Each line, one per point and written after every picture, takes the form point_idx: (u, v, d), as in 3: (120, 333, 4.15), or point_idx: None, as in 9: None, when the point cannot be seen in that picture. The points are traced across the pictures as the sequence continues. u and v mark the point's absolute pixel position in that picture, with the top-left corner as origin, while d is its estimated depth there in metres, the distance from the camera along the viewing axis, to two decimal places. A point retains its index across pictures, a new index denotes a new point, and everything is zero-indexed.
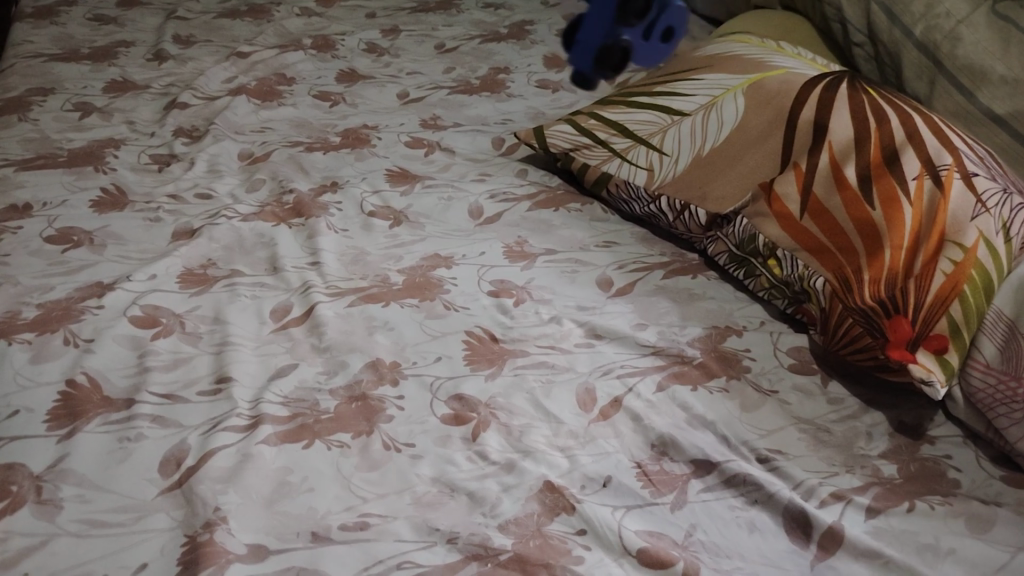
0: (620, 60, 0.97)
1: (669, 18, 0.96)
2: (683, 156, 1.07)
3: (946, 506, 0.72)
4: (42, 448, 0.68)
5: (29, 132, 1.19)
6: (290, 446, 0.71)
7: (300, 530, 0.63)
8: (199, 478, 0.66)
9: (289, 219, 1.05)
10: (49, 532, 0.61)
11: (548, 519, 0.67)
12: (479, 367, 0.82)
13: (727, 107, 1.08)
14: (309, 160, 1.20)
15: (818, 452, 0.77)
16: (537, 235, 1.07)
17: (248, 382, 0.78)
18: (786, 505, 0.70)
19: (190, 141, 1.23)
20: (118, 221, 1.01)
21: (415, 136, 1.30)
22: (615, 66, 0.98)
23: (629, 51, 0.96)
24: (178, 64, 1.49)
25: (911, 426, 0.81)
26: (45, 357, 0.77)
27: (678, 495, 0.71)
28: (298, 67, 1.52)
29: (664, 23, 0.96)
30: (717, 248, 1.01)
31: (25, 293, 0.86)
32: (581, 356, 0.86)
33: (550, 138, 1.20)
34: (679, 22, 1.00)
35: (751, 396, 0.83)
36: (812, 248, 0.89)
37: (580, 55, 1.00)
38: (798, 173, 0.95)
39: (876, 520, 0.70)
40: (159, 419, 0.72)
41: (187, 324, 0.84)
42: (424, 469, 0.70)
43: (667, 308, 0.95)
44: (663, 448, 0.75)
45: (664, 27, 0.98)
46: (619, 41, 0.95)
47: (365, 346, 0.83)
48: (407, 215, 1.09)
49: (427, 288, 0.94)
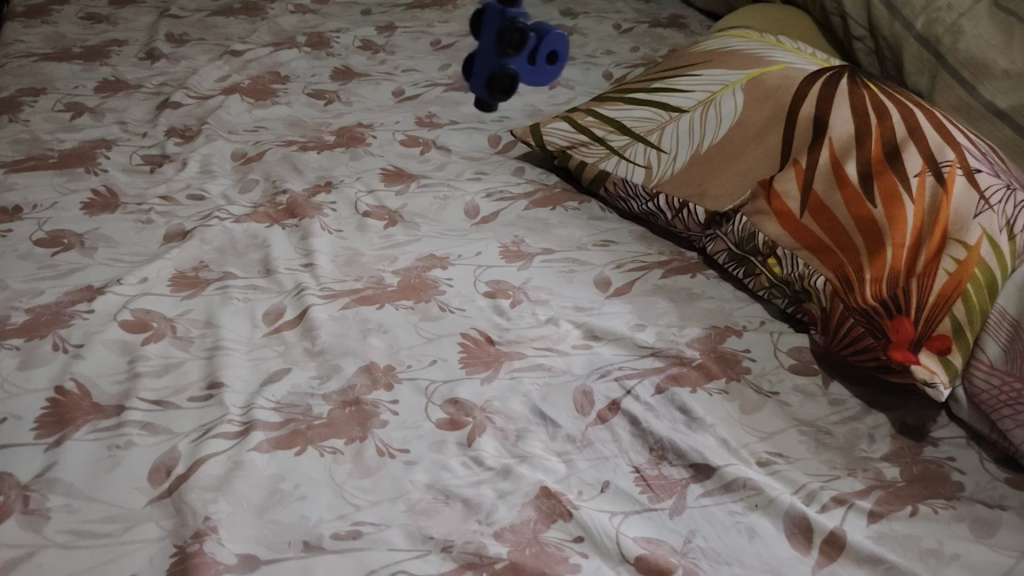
0: (505, 90, 0.89)
1: (550, 39, 0.87)
2: (682, 153, 1.06)
3: (949, 509, 0.71)
4: (29, 457, 0.67)
5: (19, 133, 1.18)
6: (282, 452, 0.69)
7: (291, 539, 0.62)
8: (189, 486, 0.65)
9: (282, 220, 1.04)
10: (36, 544, 0.60)
11: (545, 526, 0.66)
12: (475, 370, 0.81)
13: (725, 103, 1.06)
14: (303, 159, 1.19)
15: (819, 455, 0.76)
16: (534, 234, 1.06)
17: (240, 387, 0.76)
18: (786, 509, 0.69)
19: (183, 142, 1.22)
20: (109, 223, 0.99)
21: (411, 135, 1.28)
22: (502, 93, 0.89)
23: (516, 80, 0.88)
24: (171, 62, 1.47)
25: (913, 427, 0.80)
26: (34, 363, 0.76)
27: (677, 500, 0.69)
28: (292, 65, 1.50)
29: (546, 47, 0.88)
30: (716, 246, 1.00)
31: (13, 298, 0.85)
32: (578, 357, 0.84)
33: (547, 136, 1.19)
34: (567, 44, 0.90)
35: (751, 398, 0.81)
36: (812, 247, 0.88)
37: (473, 85, 0.90)
38: (798, 170, 0.93)
39: (878, 525, 0.69)
40: (149, 426, 0.71)
41: (178, 328, 0.83)
42: (418, 475, 0.69)
43: (666, 308, 0.94)
44: (661, 451, 0.74)
45: (547, 50, 0.88)
46: (500, 67, 0.87)
47: (358, 349, 0.82)
48: (402, 215, 1.07)
49: (422, 289, 0.93)
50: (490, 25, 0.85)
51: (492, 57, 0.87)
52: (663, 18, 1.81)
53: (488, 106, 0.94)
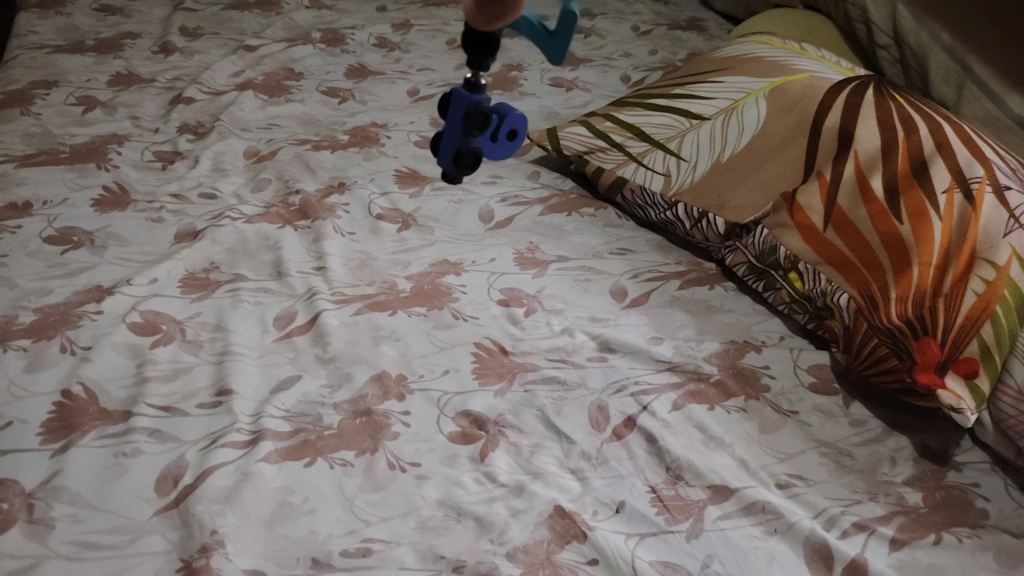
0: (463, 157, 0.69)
1: (512, 117, 0.68)
2: (702, 162, 1.04)
3: (974, 538, 0.69)
4: (35, 463, 0.65)
5: (31, 126, 1.17)
6: (291, 464, 0.68)
7: (299, 555, 0.61)
8: (196, 498, 0.63)
9: (295, 221, 1.03)
10: (39, 554, 0.59)
11: (558, 547, 0.64)
12: (489, 382, 0.79)
13: (748, 111, 1.04)
14: (316, 159, 1.17)
15: (840, 478, 0.74)
16: (549, 241, 1.04)
17: (249, 395, 0.75)
18: (806, 535, 0.67)
19: (195, 139, 1.21)
20: (119, 221, 0.98)
21: (425, 136, 1.26)
22: (465, 168, 0.69)
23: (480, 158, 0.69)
24: (184, 57, 1.46)
25: (936, 451, 0.78)
26: (41, 365, 0.75)
27: (694, 522, 0.67)
28: (307, 62, 1.49)
29: (506, 124, 0.68)
30: (736, 259, 0.98)
31: (22, 297, 0.84)
32: (594, 371, 0.83)
33: (563, 140, 1.17)
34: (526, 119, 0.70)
35: (770, 417, 0.79)
36: (835, 263, 0.86)
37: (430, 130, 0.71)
38: (822, 183, 0.91)
39: (901, 553, 0.67)
40: (157, 433, 0.69)
41: (188, 331, 0.82)
42: (429, 491, 0.67)
43: (683, 321, 0.92)
44: (678, 471, 0.72)
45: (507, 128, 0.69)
46: (463, 146, 0.67)
47: (370, 357, 0.80)
48: (416, 218, 1.06)
49: (436, 296, 0.91)
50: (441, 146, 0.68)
51: (454, 135, 0.67)
52: (683, 21, 1.79)
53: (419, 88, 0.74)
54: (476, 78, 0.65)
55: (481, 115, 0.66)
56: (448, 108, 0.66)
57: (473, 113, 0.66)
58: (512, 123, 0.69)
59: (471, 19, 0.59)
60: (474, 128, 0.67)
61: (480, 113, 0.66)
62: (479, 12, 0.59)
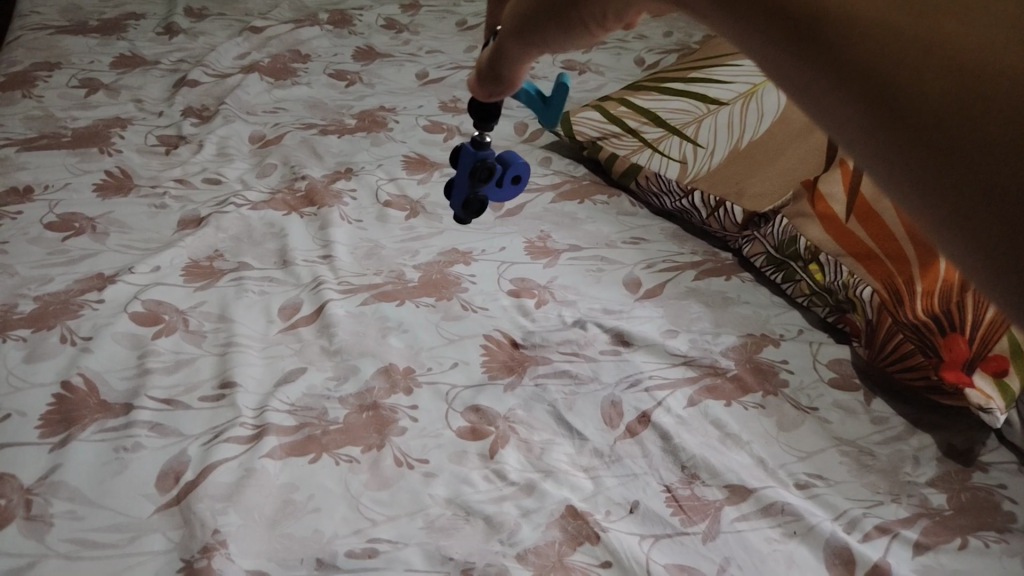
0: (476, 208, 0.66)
1: (517, 164, 0.65)
2: (720, 149, 1.02)
3: (1001, 543, 0.66)
4: (33, 457, 0.64)
5: (32, 109, 1.15)
6: (295, 460, 0.66)
7: (304, 556, 0.59)
8: (198, 495, 0.62)
9: (301, 208, 1.00)
10: (37, 554, 0.57)
11: (570, 549, 0.62)
12: (499, 375, 0.77)
13: (768, 98, 1.03)
14: (322, 144, 1.15)
15: (862, 478, 0.71)
16: (561, 229, 1.01)
17: (253, 388, 0.73)
18: (827, 538, 0.64)
19: (199, 122, 1.18)
20: (121, 207, 0.96)
21: (434, 120, 1.23)
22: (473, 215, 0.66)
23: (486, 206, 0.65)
24: (189, 39, 1.44)
25: (960, 450, 0.75)
26: (41, 356, 0.73)
27: (711, 524, 0.65)
28: (313, 44, 1.46)
29: (511, 172, 0.65)
30: (753, 249, 0.95)
31: (22, 285, 0.82)
32: (607, 364, 0.80)
33: (576, 125, 1.14)
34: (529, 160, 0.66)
35: (789, 414, 0.77)
36: (858, 254, 0.83)
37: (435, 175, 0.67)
38: (844, 172, 0.88)
39: (925, 558, 0.64)
40: (158, 427, 0.68)
41: (191, 321, 0.80)
42: (437, 489, 0.65)
43: (699, 313, 0.89)
44: (694, 470, 0.70)
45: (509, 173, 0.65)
46: (471, 198, 0.64)
47: (377, 349, 0.78)
48: (424, 205, 1.03)
49: (444, 286, 0.89)
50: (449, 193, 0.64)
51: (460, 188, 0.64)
52: None
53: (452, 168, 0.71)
54: (482, 135, 0.61)
55: (487, 168, 0.63)
56: (456, 160, 0.63)
57: (479, 168, 0.62)
58: (517, 170, 0.65)
59: (472, 89, 0.56)
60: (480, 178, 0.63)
61: (487, 167, 0.62)
62: (480, 85, 0.54)
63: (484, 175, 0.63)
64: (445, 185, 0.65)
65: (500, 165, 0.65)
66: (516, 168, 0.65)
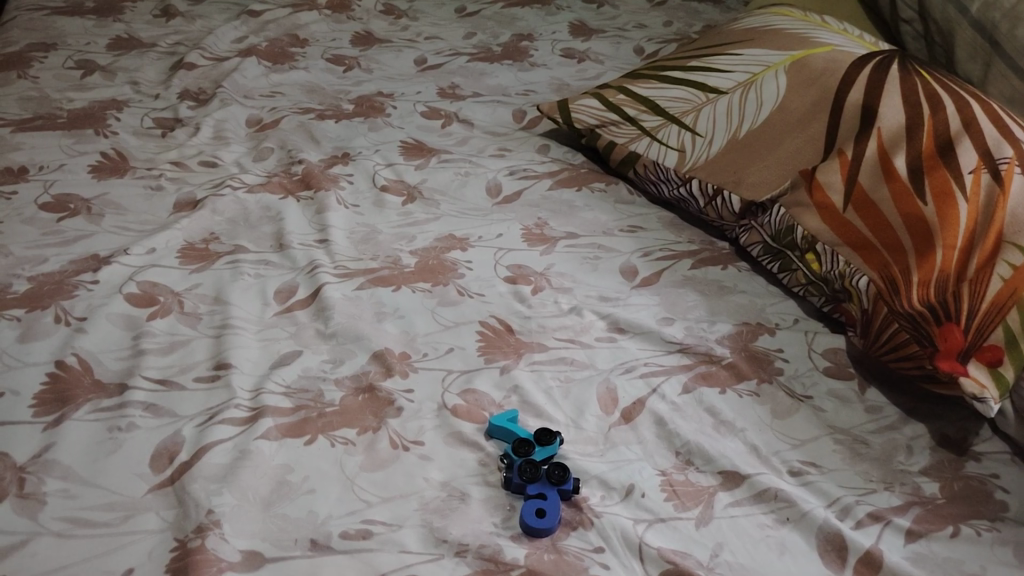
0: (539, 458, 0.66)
1: (551, 505, 0.62)
2: (718, 138, 1.01)
3: (993, 532, 0.66)
4: (28, 436, 0.64)
5: (28, 90, 1.14)
6: (291, 441, 0.66)
7: (298, 537, 0.59)
8: (192, 476, 0.62)
9: (297, 192, 1.00)
10: (30, 531, 0.58)
11: (564, 534, 0.62)
12: (494, 359, 0.77)
13: (767, 85, 1.01)
14: (320, 128, 1.14)
15: (855, 466, 0.71)
16: (558, 217, 1.01)
17: (249, 370, 0.73)
18: (819, 524, 0.64)
19: (197, 105, 1.17)
20: (116, 188, 0.96)
21: (432, 106, 1.23)
22: (547, 438, 0.68)
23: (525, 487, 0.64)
24: (186, 21, 1.43)
25: (954, 440, 0.74)
26: (35, 336, 0.73)
27: (704, 510, 0.65)
28: (312, 29, 1.45)
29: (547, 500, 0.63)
30: (750, 238, 0.95)
31: (16, 265, 0.82)
32: (602, 351, 0.80)
33: (575, 113, 1.14)
34: (551, 517, 0.61)
35: (783, 402, 0.77)
36: (855, 244, 0.82)
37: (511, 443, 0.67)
38: (842, 161, 0.87)
39: (917, 545, 0.64)
40: (152, 407, 0.68)
41: (186, 304, 0.80)
42: (433, 473, 0.65)
43: (695, 302, 0.89)
44: (688, 456, 0.70)
45: (539, 507, 0.62)
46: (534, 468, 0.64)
47: (371, 334, 0.78)
48: (421, 191, 1.03)
49: (441, 271, 0.89)
50: (514, 458, 0.65)
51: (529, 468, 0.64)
52: None
53: (538, 439, 0.68)
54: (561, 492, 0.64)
55: (535, 474, 0.63)
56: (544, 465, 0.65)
57: (552, 477, 0.64)
58: (546, 505, 0.62)
59: None
60: (527, 444, 0.66)
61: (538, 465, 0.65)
62: None
63: (555, 465, 0.66)
64: (526, 453, 0.65)
65: (547, 496, 0.63)
66: (553, 506, 0.62)
